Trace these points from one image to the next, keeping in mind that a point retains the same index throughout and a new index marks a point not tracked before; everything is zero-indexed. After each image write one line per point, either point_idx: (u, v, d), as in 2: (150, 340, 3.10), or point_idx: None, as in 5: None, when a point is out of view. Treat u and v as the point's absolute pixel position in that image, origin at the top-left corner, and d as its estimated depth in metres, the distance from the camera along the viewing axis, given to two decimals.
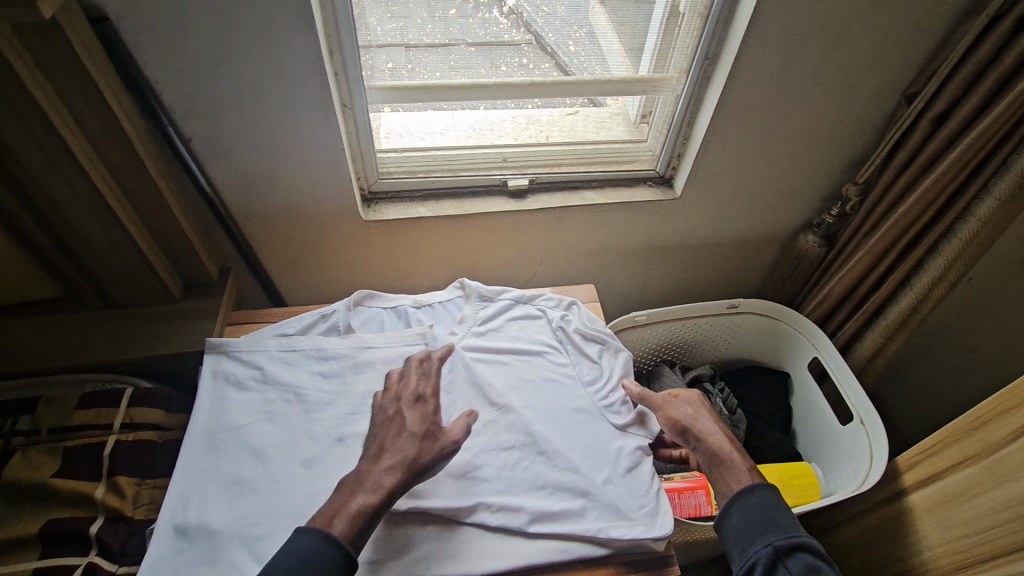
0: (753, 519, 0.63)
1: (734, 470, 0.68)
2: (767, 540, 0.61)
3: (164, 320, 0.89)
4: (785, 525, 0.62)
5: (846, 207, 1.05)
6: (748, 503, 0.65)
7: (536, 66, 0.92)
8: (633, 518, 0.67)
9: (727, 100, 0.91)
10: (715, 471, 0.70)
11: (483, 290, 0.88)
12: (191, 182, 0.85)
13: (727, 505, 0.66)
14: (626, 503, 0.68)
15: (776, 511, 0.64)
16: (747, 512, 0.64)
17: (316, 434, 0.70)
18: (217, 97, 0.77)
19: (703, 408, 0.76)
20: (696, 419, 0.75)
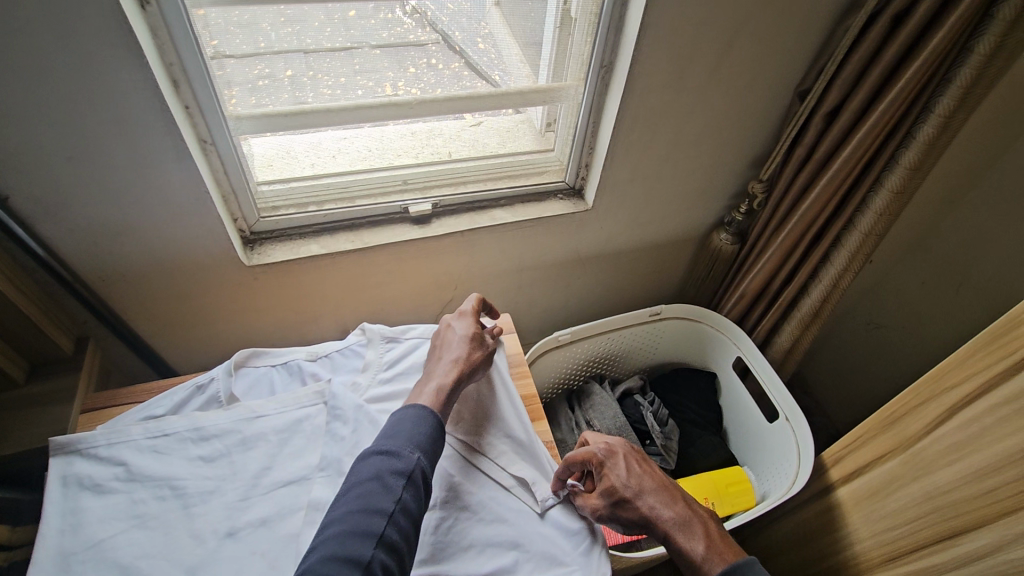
0: None
1: (695, 545, 0.61)
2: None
3: (4, 412, 0.74)
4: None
5: (752, 204, 1.06)
6: None
7: (446, 67, 0.83)
8: (568, 564, 0.61)
9: (628, 108, 0.87)
10: (675, 537, 0.62)
11: (386, 331, 0.80)
12: (20, 247, 0.71)
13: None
14: (559, 546, 0.62)
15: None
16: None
17: (200, 532, 0.59)
18: (33, 145, 0.63)
19: (643, 467, 0.68)
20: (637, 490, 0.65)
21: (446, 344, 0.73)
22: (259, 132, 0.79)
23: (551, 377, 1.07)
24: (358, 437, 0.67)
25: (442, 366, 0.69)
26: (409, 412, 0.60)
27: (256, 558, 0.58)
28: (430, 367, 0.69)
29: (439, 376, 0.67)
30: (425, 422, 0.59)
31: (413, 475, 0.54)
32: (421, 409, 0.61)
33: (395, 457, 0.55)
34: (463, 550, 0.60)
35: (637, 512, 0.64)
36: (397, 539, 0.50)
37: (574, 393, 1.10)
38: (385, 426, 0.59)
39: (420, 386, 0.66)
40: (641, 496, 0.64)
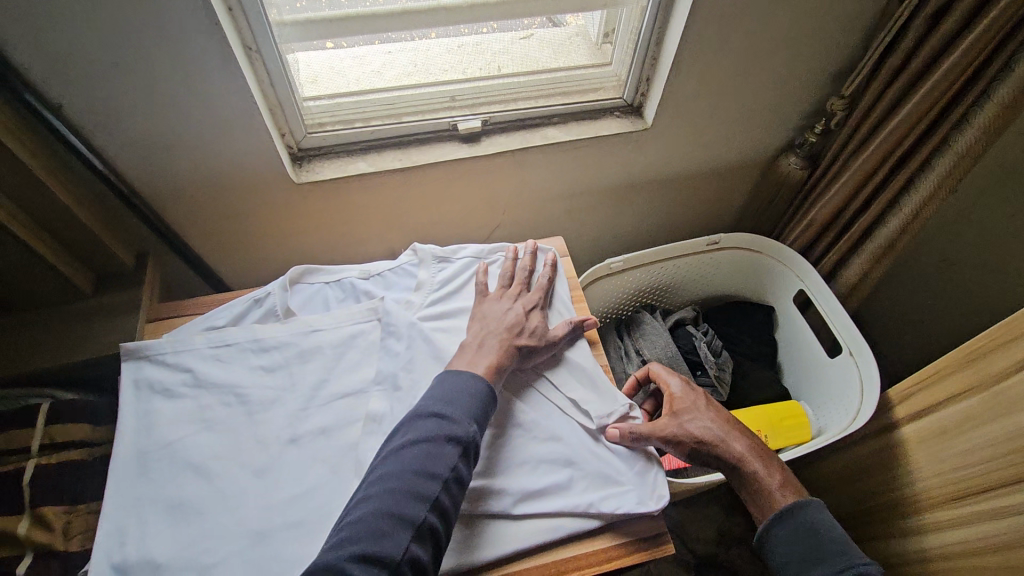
0: (798, 547, 0.58)
1: (762, 479, 0.62)
2: (818, 572, 0.56)
3: (77, 322, 0.78)
4: (843, 550, 0.56)
5: (830, 124, 0.97)
6: (787, 527, 0.59)
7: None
8: (624, 484, 0.61)
9: (699, 12, 0.78)
10: (744, 468, 0.63)
11: (438, 251, 0.78)
12: (77, 159, 0.72)
13: (775, 514, 0.60)
14: (615, 466, 0.62)
15: (835, 535, 0.58)
16: (797, 523, 0.59)
17: (265, 437, 0.62)
18: (81, 52, 0.62)
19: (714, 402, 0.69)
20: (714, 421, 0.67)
21: (501, 309, 0.70)
22: (302, 40, 0.75)
23: (600, 306, 1.04)
24: (413, 355, 0.67)
25: (496, 335, 0.66)
26: (467, 380, 0.59)
27: (319, 462, 0.60)
28: (484, 331, 0.67)
29: (494, 349, 0.64)
30: (481, 392, 0.59)
31: (468, 445, 0.55)
32: (479, 379, 0.59)
33: (454, 423, 0.55)
34: (519, 466, 0.61)
35: (705, 444, 0.65)
36: (447, 505, 0.51)
37: (622, 322, 1.07)
38: (442, 388, 0.58)
39: (473, 354, 0.64)
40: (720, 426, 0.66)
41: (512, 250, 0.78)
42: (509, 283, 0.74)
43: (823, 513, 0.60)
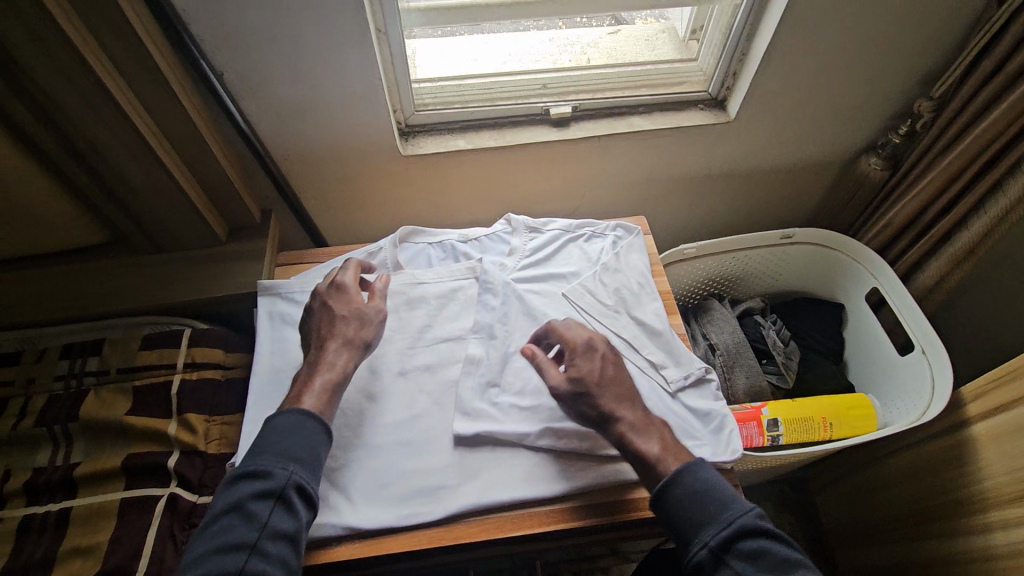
0: (685, 512, 0.55)
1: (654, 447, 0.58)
2: (706, 529, 0.53)
3: (211, 263, 0.89)
4: (723, 502, 0.54)
5: (916, 125, 0.99)
6: (685, 492, 0.55)
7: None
8: (698, 438, 0.66)
9: (792, 9, 0.82)
10: (634, 443, 0.58)
11: (529, 222, 0.85)
12: (227, 120, 0.83)
13: (671, 475, 0.56)
14: (690, 422, 0.67)
15: (718, 489, 0.56)
16: (685, 488, 0.55)
17: (378, 368, 0.71)
18: (247, 28, 0.72)
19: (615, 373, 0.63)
20: (601, 387, 0.61)
21: (330, 316, 0.67)
22: (422, 24, 0.84)
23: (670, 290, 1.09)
24: (507, 310, 0.75)
25: (330, 351, 0.64)
26: (288, 418, 0.57)
27: (425, 394, 0.69)
28: (315, 350, 0.64)
29: (328, 368, 0.62)
30: (298, 430, 0.57)
31: (282, 494, 0.53)
32: (301, 412, 0.58)
33: (265, 477, 0.53)
34: None
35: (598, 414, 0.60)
36: (266, 570, 0.49)
37: (690, 307, 1.11)
38: (262, 439, 0.56)
39: (304, 379, 0.62)
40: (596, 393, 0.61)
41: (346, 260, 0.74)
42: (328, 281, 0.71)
43: (705, 472, 0.57)
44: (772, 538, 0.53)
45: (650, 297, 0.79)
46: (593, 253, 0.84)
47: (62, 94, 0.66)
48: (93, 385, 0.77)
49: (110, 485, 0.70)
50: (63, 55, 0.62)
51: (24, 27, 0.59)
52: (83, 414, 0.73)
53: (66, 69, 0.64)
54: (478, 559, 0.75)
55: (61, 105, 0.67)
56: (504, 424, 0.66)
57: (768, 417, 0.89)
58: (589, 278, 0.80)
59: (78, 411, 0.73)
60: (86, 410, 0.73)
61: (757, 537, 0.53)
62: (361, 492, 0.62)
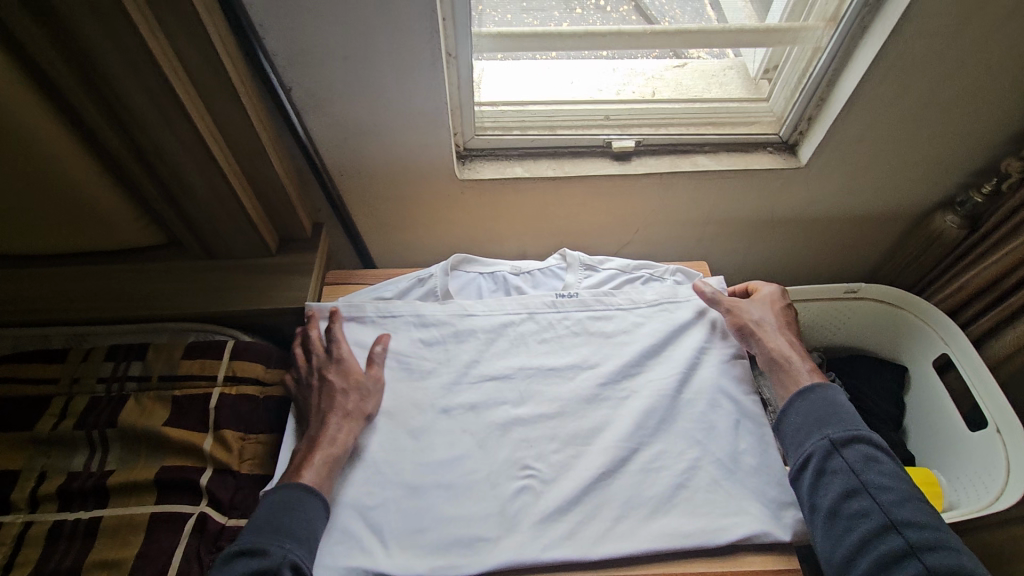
0: (808, 416, 0.65)
1: (798, 367, 0.69)
2: (820, 430, 0.63)
3: (259, 274, 0.89)
4: (845, 415, 0.63)
5: (1003, 184, 0.91)
6: (806, 400, 0.66)
7: (613, 10, 0.85)
8: (754, 510, 0.62)
9: (884, 58, 0.78)
10: (785, 362, 0.70)
11: (585, 259, 0.83)
12: (290, 133, 0.83)
13: (797, 393, 0.67)
14: (745, 491, 0.63)
15: (844, 407, 0.64)
16: (809, 396, 0.66)
17: (421, 404, 0.68)
18: (322, 47, 0.72)
19: (787, 319, 0.75)
20: (762, 325, 0.73)
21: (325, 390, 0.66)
22: (495, 51, 0.82)
23: None
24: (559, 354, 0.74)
25: (328, 426, 0.63)
26: (285, 495, 0.58)
27: (467, 435, 0.66)
28: (315, 426, 0.64)
29: (325, 443, 0.62)
30: (295, 505, 0.57)
31: (279, 572, 0.52)
32: (295, 488, 0.58)
33: (262, 554, 0.54)
34: (649, 476, 0.64)
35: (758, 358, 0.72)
36: None
37: None
38: (263, 517, 0.57)
39: (304, 453, 0.62)
40: (763, 333, 0.72)
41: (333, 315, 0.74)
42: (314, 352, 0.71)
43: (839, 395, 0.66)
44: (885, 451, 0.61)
45: (710, 347, 0.74)
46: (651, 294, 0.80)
47: (136, 102, 0.66)
48: (133, 391, 0.76)
49: (142, 498, 0.68)
50: (142, 65, 0.62)
51: (110, 36, 0.59)
52: (122, 422, 0.72)
53: (143, 79, 0.64)
54: None
55: (133, 112, 0.67)
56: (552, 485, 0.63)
57: None
58: (644, 323, 0.77)
59: (117, 418, 0.73)
60: (126, 417, 0.73)
61: (861, 441, 0.61)
62: (394, 535, 0.59)
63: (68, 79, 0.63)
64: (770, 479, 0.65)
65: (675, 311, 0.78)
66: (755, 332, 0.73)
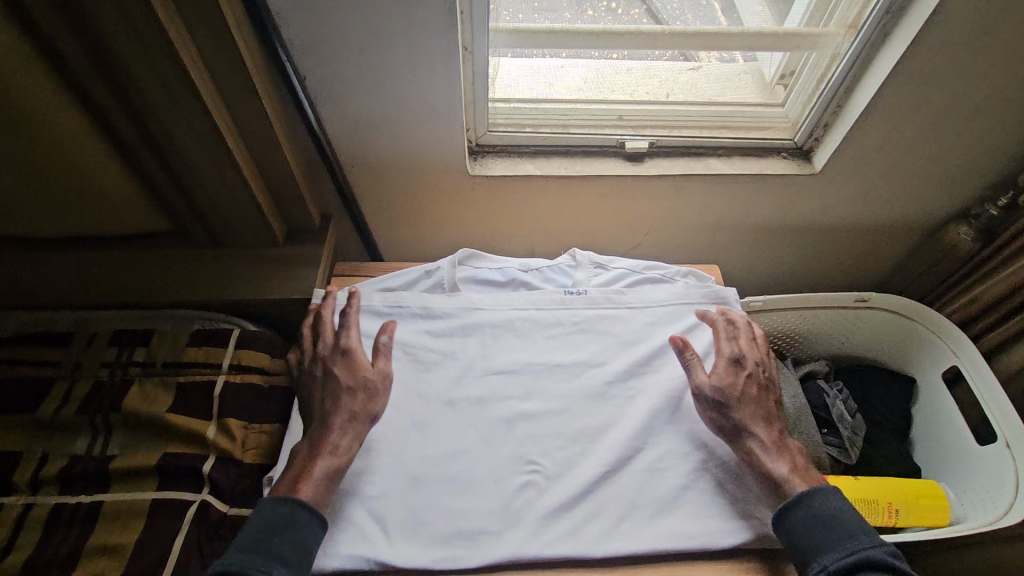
0: (806, 531, 0.56)
1: (773, 469, 0.61)
2: (825, 552, 0.54)
3: (267, 264, 0.88)
4: (855, 532, 0.54)
5: (1019, 198, 0.91)
6: (799, 512, 0.57)
7: (624, 12, 0.80)
8: (761, 514, 0.62)
9: (903, 65, 0.77)
10: (760, 459, 0.62)
11: (596, 257, 0.83)
12: (303, 124, 0.82)
13: (781, 505, 0.58)
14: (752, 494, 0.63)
15: (850, 519, 0.55)
16: (797, 511, 0.57)
17: (426, 395, 0.68)
18: (340, 39, 0.71)
19: (762, 397, 0.66)
20: (736, 414, 0.64)
21: (325, 392, 0.63)
22: (510, 46, 0.82)
23: None
24: (569, 349, 0.74)
25: (331, 434, 0.60)
26: (278, 507, 0.54)
27: (473, 429, 0.66)
28: (319, 431, 0.61)
29: (324, 456, 0.59)
30: (289, 521, 0.53)
31: None
32: (293, 501, 0.54)
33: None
34: (657, 476, 0.64)
35: (732, 423, 0.64)
36: None
37: None
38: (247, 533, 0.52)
39: (299, 462, 0.59)
40: (735, 427, 0.64)
41: (330, 295, 0.72)
42: (317, 347, 0.68)
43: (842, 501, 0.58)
44: (903, 575, 0.51)
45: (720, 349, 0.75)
46: (662, 293, 0.79)
47: (151, 88, 0.65)
48: (138, 376, 0.76)
49: (143, 484, 0.68)
50: (158, 48, 0.62)
51: (126, 21, 0.59)
52: (126, 406, 0.72)
53: (159, 63, 0.63)
54: None
55: (146, 95, 0.66)
56: (560, 482, 0.63)
57: None
58: (654, 323, 0.77)
59: (121, 402, 0.72)
60: (129, 402, 0.72)
61: (875, 568, 0.51)
62: (394, 526, 0.58)
63: (83, 62, 0.62)
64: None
65: (685, 312, 0.78)
66: (726, 421, 0.64)
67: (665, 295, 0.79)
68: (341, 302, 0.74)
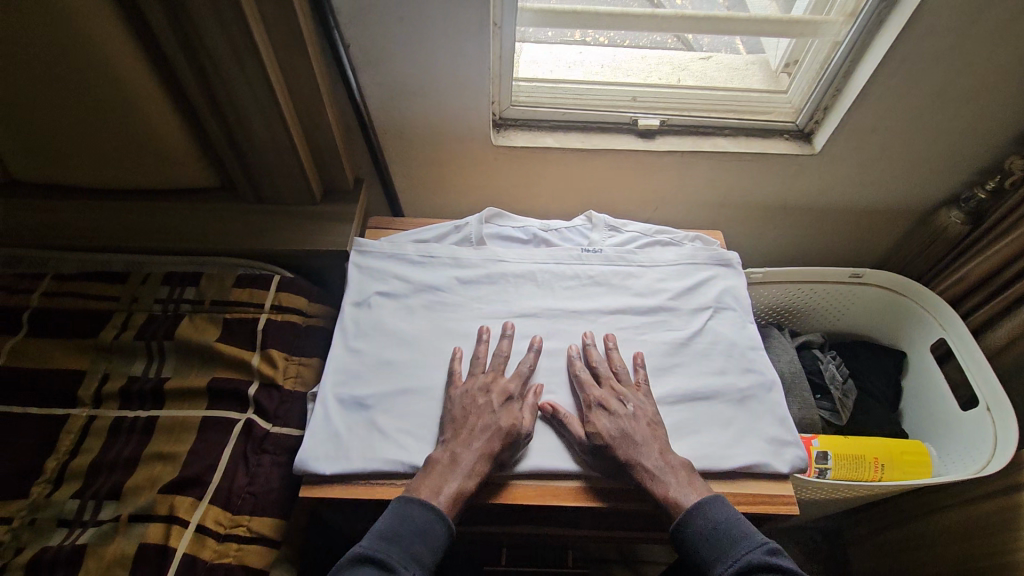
0: (699, 545, 0.59)
1: (664, 486, 0.62)
2: (719, 563, 0.57)
3: (304, 218, 0.96)
4: (738, 539, 0.58)
5: (1005, 182, 0.97)
6: (691, 532, 0.59)
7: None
8: (753, 444, 0.69)
9: (897, 50, 0.84)
10: (647, 484, 0.62)
11: (610, 221, 0.90)
12: (344, 89, 0.90)
13: (677, 519, 0.61)
14: (745, 427, 0.70)
15: (732, 526, 0.59)
16: (696, 530, 0.59)
17: (453, 332, 0.76)
18: (382, 10, 0.79)
19: (598, 413, 0.66)
20: (605, 435, 0.64)
21: (484, 419, 0.65)
22: (534, 25, 0.89)
23: None
24: (583, 299, 0.81)
25: (468, 455, 0.62)
26: (416, 515, 0.58)
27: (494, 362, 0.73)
28: (458, 445, 0.63)
29: (462, 478, 0.61)
30: (427, 530, 0.57)
31: None
32: (428, 512, 0.58)
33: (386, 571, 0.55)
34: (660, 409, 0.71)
35: (619, 459, 0.63)
36: None
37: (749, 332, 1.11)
38: (388, 521, 0.58)
39: (439, 475, 0.61)
40: (625, 453, 0.63)
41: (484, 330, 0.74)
42: (484, 371, 0.70)
43: (725, 509, 0.61)
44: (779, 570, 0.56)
45: (723, 303, 0.81)
46: (671, 253, 0.86)
47: (216, 49, 0.73)
48: (188, 312, 0.83)
49: (193, 403, 0.75)
50: (228, 10, 0.69)
51: None
52: (178, 336, 0.79)
53: (228, 24, 0.70)
54: (517, 528, 0.77)
55: (213, 52, 0.73)
56: (571, 409, 0.70)
57: (816, 449, 0.88)
58: (663, 278, 0.83)
59: (174, 333, 0.79)
60: (182, 331, 0.80)
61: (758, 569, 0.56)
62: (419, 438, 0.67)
63: (161, 19, 0.69)
64: (774, 424, 0.71)
65: (692, 269, 0.85)
66: (619, 451, 0.63)
67: (675, 254, 0.86)
68: (381, 249, 0.82)
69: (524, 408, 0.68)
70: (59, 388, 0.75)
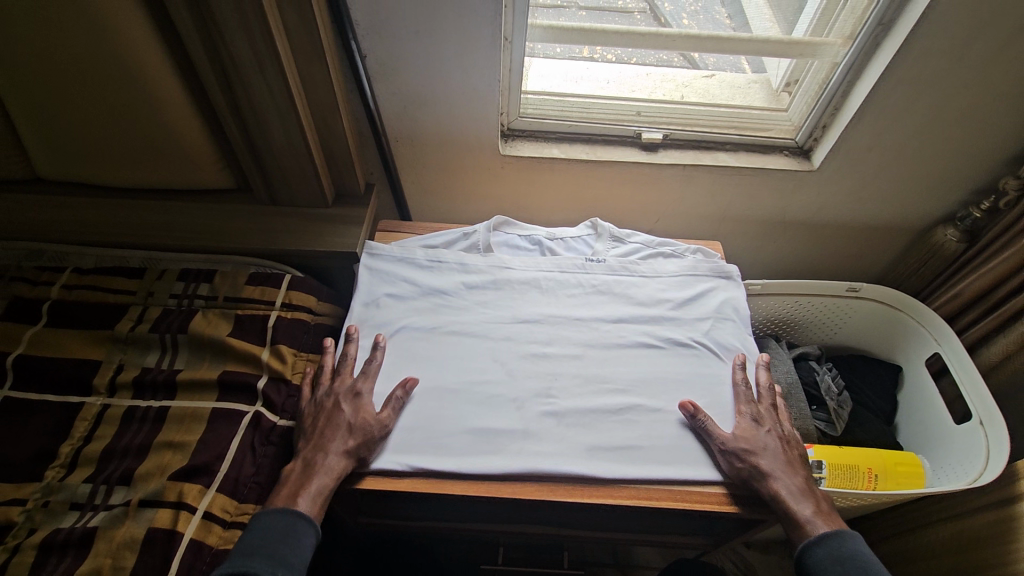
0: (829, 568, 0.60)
1: (801, 506, 0.64)
2: None
3: (316, 221, 0.99)
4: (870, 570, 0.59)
5: (999, 202, 1.00)
6: (818, 553, 0.61)
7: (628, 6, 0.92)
8: None
9: (894, 70, 0.86)
10: (785, 501, 0.64)
11: (614, 231, 0.92)
12: (360, 98, 0.93)
13: (811, 538, 0.62)
14: None
15: (865, 559, 0.60)
16: (826, 552, 0.61)
17: (458, 334, 0.78)
18: (399, 23, 0.83)
19: (750, 429, 0.70)
20: (755, 450, 0.67)
21: (335, 420, 0.67)
22: (544, 40, 0.92)
23: None
24: (584, 306, 0.83)
25: (331, 454, 0.64)
26: (284, 519, 0.60)
27: (497, 363, 0.76)
28: (318, 449, 0.65)
29: (323, 475, 0.63)
30: (289, 529, 0.60)
31: None
32: (291, 514, 0.61)
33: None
34: (657, 413, 0.73)
35: (755, 471, 0.65)
36: None
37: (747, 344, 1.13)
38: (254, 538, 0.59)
39: (300, 479, 0.64)
40: (772, 467, 0.66)
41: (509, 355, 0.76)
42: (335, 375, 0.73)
43: (859, 544, 0.62)
44: None
45: (722, 314, 0.84)
46: (672, 265, 0.89)
47: (240, 55, 0.76)
48: (201, 307, 0.86)
49: (203, 394, 0.77)
50: (253, 17, 0.72)
51: None
52: (191, 330, 0.81)
53: (252, 30, 0.74)
54: (516, 526, 0.79)
55: (235, 53, 0.76)
56: (571, 410, 0.72)
57: (812, 458, 0.89)
58: (664, 290, 0.86)
59: (186, 327, 0.82)
60: (194, 325, 0.82)
61: None
62: (422, 436, 0.68)
63: (187, 21, 0.72)
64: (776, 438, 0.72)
65: (693, 282, 0.87)
66: (760, 460, 0.66)
67: (677, 267, 0.88)
68: (391, 253, 0.85)
69: (374, 404, 0.70)
70: (75, 376, 0.77)
